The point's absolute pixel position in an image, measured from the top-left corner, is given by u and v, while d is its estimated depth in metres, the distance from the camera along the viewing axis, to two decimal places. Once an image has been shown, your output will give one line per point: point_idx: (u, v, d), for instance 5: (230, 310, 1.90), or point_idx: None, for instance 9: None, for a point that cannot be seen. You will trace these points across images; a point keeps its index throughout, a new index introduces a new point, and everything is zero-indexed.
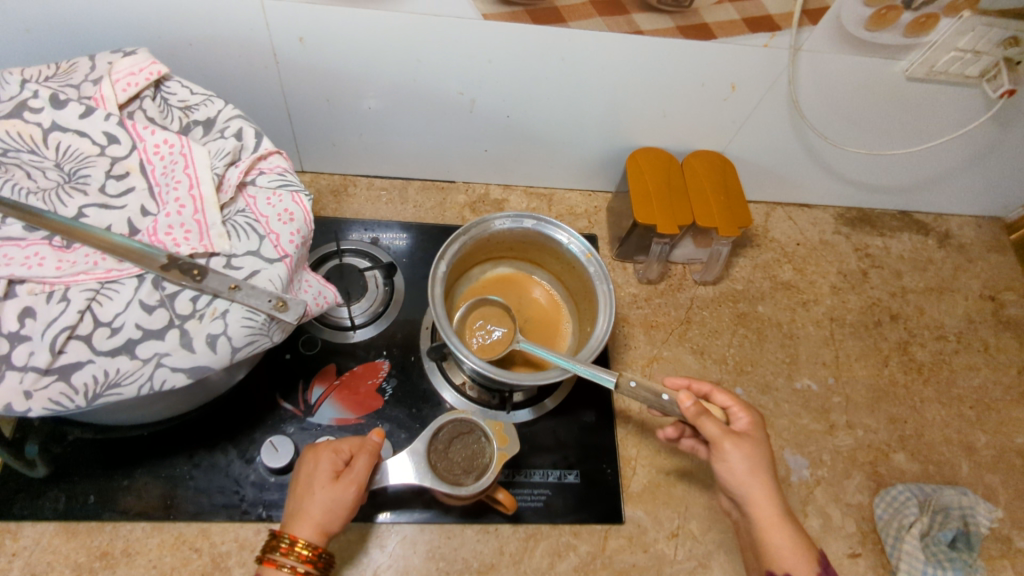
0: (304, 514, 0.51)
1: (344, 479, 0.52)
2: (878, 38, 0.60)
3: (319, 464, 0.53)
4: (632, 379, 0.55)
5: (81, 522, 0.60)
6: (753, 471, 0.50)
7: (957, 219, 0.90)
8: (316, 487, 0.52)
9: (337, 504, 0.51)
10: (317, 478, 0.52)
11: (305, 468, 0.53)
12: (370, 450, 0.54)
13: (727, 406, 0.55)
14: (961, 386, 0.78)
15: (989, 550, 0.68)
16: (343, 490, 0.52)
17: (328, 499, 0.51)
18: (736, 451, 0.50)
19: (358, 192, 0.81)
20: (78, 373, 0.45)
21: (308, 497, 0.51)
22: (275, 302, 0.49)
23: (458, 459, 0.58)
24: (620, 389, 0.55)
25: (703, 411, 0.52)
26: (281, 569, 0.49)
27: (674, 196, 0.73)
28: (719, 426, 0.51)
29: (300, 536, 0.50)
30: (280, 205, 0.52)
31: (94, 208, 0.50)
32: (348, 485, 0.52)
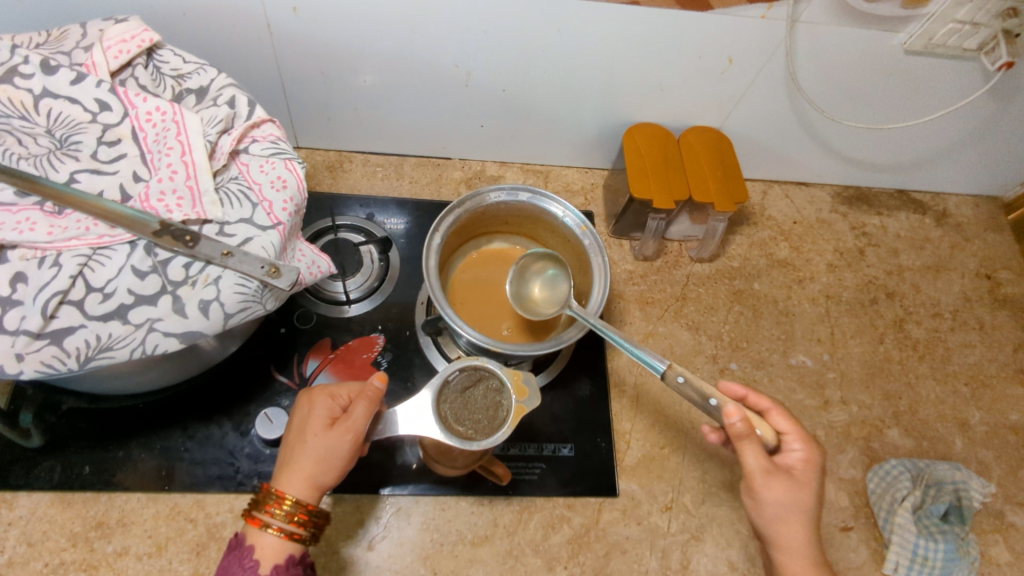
0: (294, 464, 0.50)
1: (338, 428, 0.51)
2: (876, 9, 0.59)
3: (314, 411, 0.53)
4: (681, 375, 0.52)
5: (77, 493, 0.60)
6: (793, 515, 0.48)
7: (955, 198, 0.90)
8: (309, 435, 0.51)
9: (329, 453, 0.51)
10: (311, 425, 0.52)
11: (300, 415, 0.53)
12: (370, 397, 0.52)
13: (783, 433, 0.50)
14: (956, 362, 0.78)
15: (982, 524, 0.68)
16: (336, 438, 0.51)
17: (320, 448, 0.50)
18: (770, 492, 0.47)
19: (354, 168, 0.81)
20: (70, 338, 0.45)
21: (301, 445, 0.51)
22: (268, 268, 0.49)
23: (470, 413, 0.55)
24: (666, 381, 0.52)
25: (749, 433, 0.47)
26: (265, 530, 0.49)
27: (670, 172, 0.73)
28: (759, 458, 0.47)
29: (290, 484, 0.50)
30: (273, 173, 0.52)
31: (86, 174, 0.49)
32: (342, 433, 0.51)
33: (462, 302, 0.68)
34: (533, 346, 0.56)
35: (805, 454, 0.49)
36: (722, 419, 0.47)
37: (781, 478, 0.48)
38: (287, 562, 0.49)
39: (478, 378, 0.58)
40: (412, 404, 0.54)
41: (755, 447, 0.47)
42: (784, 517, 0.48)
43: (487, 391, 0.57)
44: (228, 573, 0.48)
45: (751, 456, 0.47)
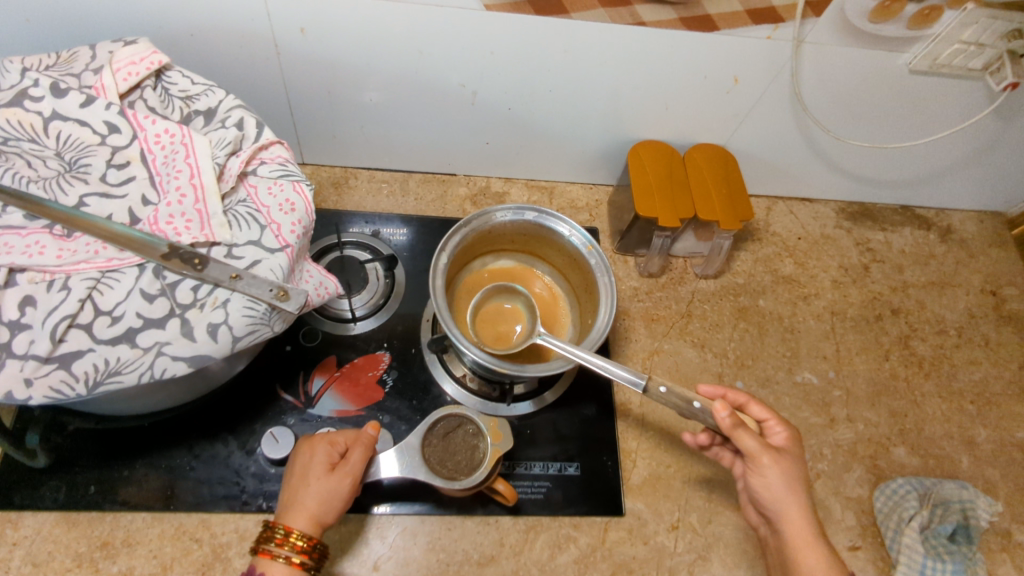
0: (299, 504, 0.50)
1: (340, 471, 0.52)
2: (881, 30, 0.59)
3: (314, 455, 0.53)
4: (663, 384, 0.54)
5: (82, 513, 0.60)
6: (790, 491, 0.51)
7: (959, 214, 0.90)
8: (311, 478, 0.52)
9: (332, 496, 0.51)
10: (313, 468, 0.52)
11: (300, 459, 0.54)
12: (366, 442, 0.54)
13: (763, 420, 0.55)
14: (961, 380, 0.78)
15: (989, 544, 0.68)
16: (338, 481, 0.52)
17: (323, 491, 0.51)
18: (774, 468, 0.51)
19: (360, 185, 0.81)
20: (78, 362, 0.45)
21: (303, 487, 0.51)
22: (276, 291, 0.49)
23: (452, 455, 0.58)
24: (648, 394, 0.54)
25: (740, 423, 0.51)
26: (276, 559, 0.49)
27: (676, 190, 0.73)
28: (757, 440, 0.51)
29: (295, 527, 0.50)
30: (281, 195, 0.52)
31: (95, 197, 0.50)
32: (344, 476, 0.52)
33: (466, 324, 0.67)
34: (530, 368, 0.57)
35: (788, 434, 0.54)
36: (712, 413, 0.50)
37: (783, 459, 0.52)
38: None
39: (458, 423, 0.60)
40: (398, 449, 0.57)
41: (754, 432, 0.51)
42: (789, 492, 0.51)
43: (466, 433, 0.59)
44: None
45: (749, 439, 0.51)
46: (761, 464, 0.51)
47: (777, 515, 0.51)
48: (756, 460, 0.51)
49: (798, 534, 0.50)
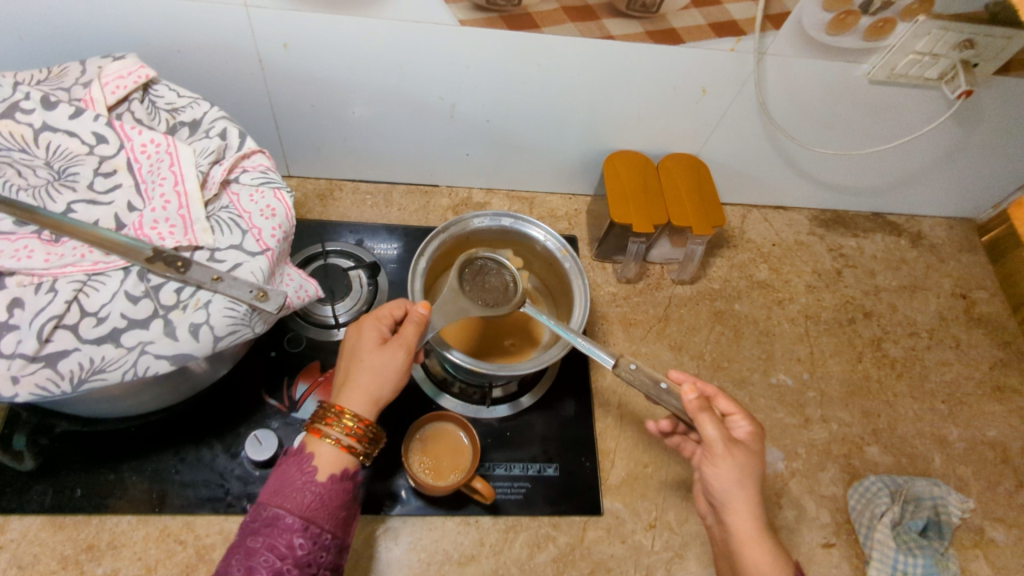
0: (353, 380, 0.51)
1: (392, 343, 0.53)
2: (839, 42, 0.62)
3: (363, 336, 0.54)
4: (632, 361, 0.56)
5: (68, 516, 0.61)
6: (742, 483, 0.50)
7: (929, 220, 0.93)
8: (364, 353, 0.52)
9: (386, 366, 0.52)
10: (365, 345, 0.53)
11: (351, 341, 0.55)
12: (420, 321, 0.54)
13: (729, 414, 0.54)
14: (933, 381, 0.80)
15: (962, 540, 0.69)
16: (391, 353, 0.52)
17: (378, 362, 0.52)
18: (730, 461, 0.49)
19: (344, 196, 0.83)
20: (64, 361, 0.46)
21: (356, 363, 0.52)
22: (256, 292, 0.51)
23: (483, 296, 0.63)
24: (619, 369, 0.56)
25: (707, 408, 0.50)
26: (324, 441, 0.49)
27: (650, 197, 0.75)
28: (720, 430, 0.49)
29: (352, 399, 0.50)
30: (262, 202, 0.54)
31: (83, 204, 0.52)
32: (397, 348, 0.53)
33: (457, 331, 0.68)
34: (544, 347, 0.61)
35: (751, 429, 0.53)
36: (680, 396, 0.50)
37: (741, 452, 0.50)
38: (341, 477, 0.48)
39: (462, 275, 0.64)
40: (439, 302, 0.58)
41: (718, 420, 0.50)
42: (738, 489, 0.50)
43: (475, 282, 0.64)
44: (287, 480, 0.48)
45: (712, 428, 0.49)
46: (716, 456, 0.49)
47: (725, 506, 0.50)
48: (713, 448, 0.49)
49: (742, 526, 0.49)
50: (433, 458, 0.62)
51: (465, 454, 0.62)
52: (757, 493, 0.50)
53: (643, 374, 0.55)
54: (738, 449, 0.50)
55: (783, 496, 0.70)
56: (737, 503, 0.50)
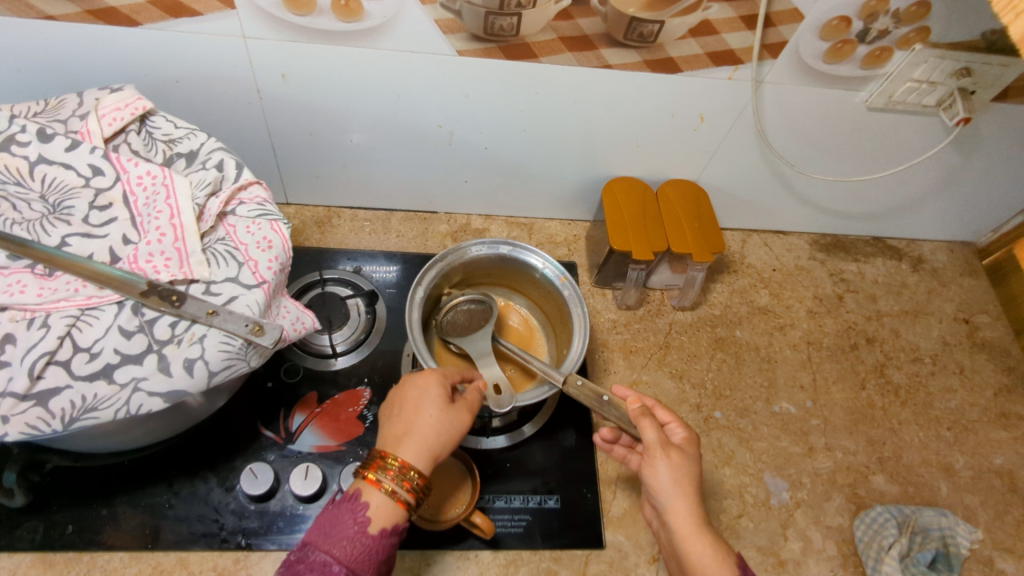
0: (418, 434, 0.50)
1: (459, 408, 0.53)
2: (836, 70, 0.62)
3: (429, 388, 0.53)
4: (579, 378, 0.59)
5: (59, 553, 0.60)
6: (678, 482, 0.50)
7: (930, 244, 0.92)
8: (431, 409, 0.51)
9: (450, 430, 0.51)
10: (431, 399, 0.52)
11: (412, 389, 0.53)
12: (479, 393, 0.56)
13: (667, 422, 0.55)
14: (938, 407, 0.79)
15: (971, 572, 0.68)
16: (458, 417, 0.52)
17: (445, 423, 0.51)
18: (666, 461, 0.50)
19: (342, 223, 0.83)
20: (55, 399, 0.45)
21: (421, 417, 0.51)
22: (252, 326, 0.50)
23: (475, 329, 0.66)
24: (568, 386, 0.59)
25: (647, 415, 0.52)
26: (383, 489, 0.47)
27: (649, 224, 0.75)
28: (657, 434, 0.51)
29: (415, 454, 0.49)
30: (259, 233, 0.54)
31: (77, 238, 0.51)
32: (465, 414, 0.53)
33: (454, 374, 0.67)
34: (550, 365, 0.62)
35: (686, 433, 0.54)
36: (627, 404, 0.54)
37: (678, 453, 0.51)
38: (392, 533, 0.47)
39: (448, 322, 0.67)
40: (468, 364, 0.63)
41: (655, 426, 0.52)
42: (677, 488, 0.50)
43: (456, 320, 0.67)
44: (341, 524, 0.45)
45: (651, 431, 0.51)
46: (654, 457, 0.51)
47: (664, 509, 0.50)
48: (652, 452, 0.51)
49: (682, 525, 0.49)
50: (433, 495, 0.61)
51: (466, 487, 0.62)
52: (695, 491, 0.50)
53: (589, 389, 0.59)
54: (674, 450, 0.51)
55: (788, 527, 0.69)
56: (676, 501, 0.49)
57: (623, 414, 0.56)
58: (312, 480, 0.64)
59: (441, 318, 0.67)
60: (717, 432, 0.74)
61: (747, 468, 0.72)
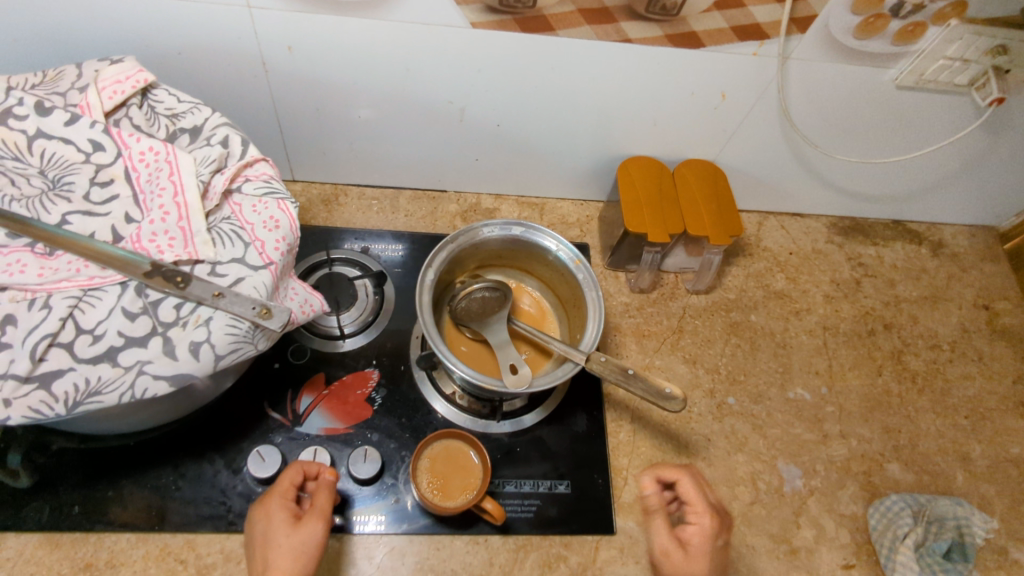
0: (274, 569, 0.49)
1: (309, 518, 0.52)
2: (866, 46, 0.60)
3: (269, 517, 0.52)
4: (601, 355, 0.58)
5: (65, 534, 0.59)
6: None
7: (951, 228, 0.90)
8: (281, 537, 0.50)
9: (306, 546, 0.50)
10: (276, 529, 0.51)
11: (257, 528, 0.52)
12: (326, 485, 0.55)
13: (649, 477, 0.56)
14: (955, 395, 0.77)
15: (985, 561, 0.67)
16: (309, 530, 0.51)
17: (297, 543, 0.50)
18: None
19: (350, 201, 0.81)
20: (58, 382, 0.44)
21: (272, 550, 0.50)
22: (259, 309, 0.48)
23: (489, 313, 0.65)
24: (590, 362, 0.57)
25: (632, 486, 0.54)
26: None
27: (665, 205, 0.73)
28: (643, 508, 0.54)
29: None
30: (266, 213, 0.52)
31: (78, 216, 0.49)
32: (318, 521, 0.52)
33: (471, 358, 0.66)
34: (570, 346, 0.60)
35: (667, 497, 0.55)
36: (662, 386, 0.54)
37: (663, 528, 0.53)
38: None
39: (463, 308, 0.65)
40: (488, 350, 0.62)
41: (662, 527, 0.62)
42: None
43: (469, 307, 0.66)
44: None
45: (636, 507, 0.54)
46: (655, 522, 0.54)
47: None
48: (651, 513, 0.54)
49: None
50: (440, 479, 0.60)
51: (474, 475, 0.60)
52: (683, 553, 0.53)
53: (613, 364, 0.57)
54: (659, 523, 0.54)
55: (801, 515, 0.68)
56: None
57: (652, 388, 0.55)
58: None
59: (456, 305, 0.66)
60: (731, 418, 0.73)
61: (760, 454, 0.71)
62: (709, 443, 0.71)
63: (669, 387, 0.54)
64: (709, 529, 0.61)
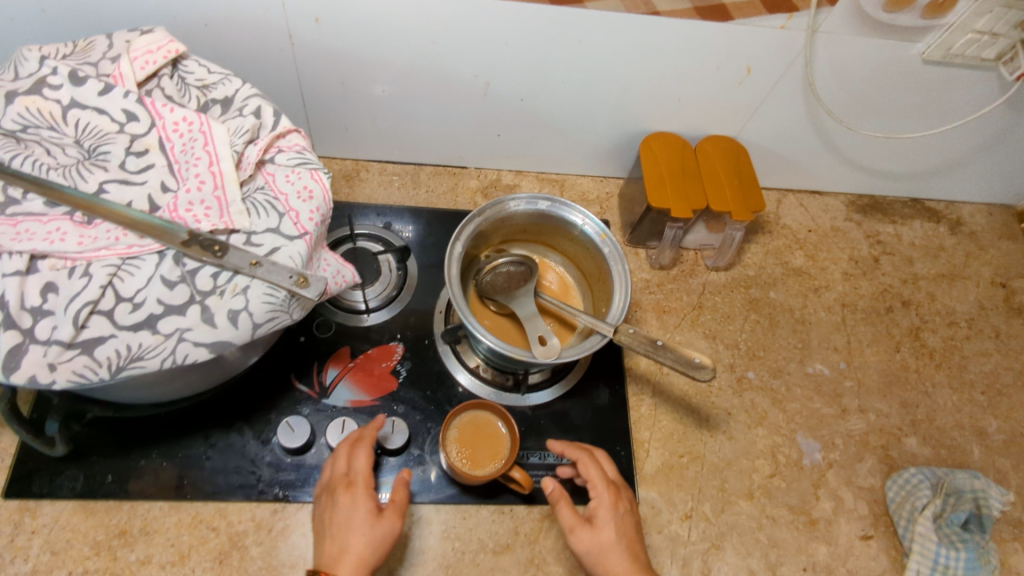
0: (352, 554, 0.51)
1: (389, 516, 0.54)
2: (895, 20, 0.60)
3: (356, 506, 0.53)
4: (630, 327, 0.58)
5: (99, 502, 0.60)
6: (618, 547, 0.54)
7: (969, 207, 0.90)
8: (364, 525, 0.52)
9: (383, 540, 0.53)
10: (360, 516, 0.53)
11: (340, 508, 0.54)
12: (404, 485, 0.57)
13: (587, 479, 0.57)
14: (972, 371, 0.78)
15: (1001, 533, 0.68)
16: (388, 526, 0.54)
17: (378, 535, 0.52)
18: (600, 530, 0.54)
19: (371, 177, 0.81)
20: (101, 347, 0.45)
21: (353, 535, 0.52)
22: (296, 278, 0.49)
23: (514, 285, 0.65)
24: (618, 334, 0.58)
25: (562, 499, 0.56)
26: None
27: (688, 181, 0.73)
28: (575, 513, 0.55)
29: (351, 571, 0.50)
30: (299, 183, 0.52)
31: (115, 184, 0.50)
32: (395, 520, 0.54)
33: (494, 331, 0.66)
34: (597, 318, 0.60)
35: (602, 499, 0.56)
36: (690, 356, 0.55)
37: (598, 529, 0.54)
38: None
39: (488, 282, 0.66)
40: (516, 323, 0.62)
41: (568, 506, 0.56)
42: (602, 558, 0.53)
43: (494, 280, 0.66)
44: None
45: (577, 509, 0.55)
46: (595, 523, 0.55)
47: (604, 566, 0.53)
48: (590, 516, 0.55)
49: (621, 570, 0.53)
50: (470, 447, 0.61)
51: (502, 442, 0.61)
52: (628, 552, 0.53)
53: (641, 336, 0.57)
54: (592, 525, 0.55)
55: (820, 487, 0.69)
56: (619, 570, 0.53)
57: (682, 358, 0.55)
58: (348, 434, 0.64)
59: (480, 279, 0.66)
60: (750, 393, 0.73)
61: (780, 428, 0.72)
62: (729, 417, 0.72)
63: (700, 356, 0.54)
64: (603, 499, 0.56)
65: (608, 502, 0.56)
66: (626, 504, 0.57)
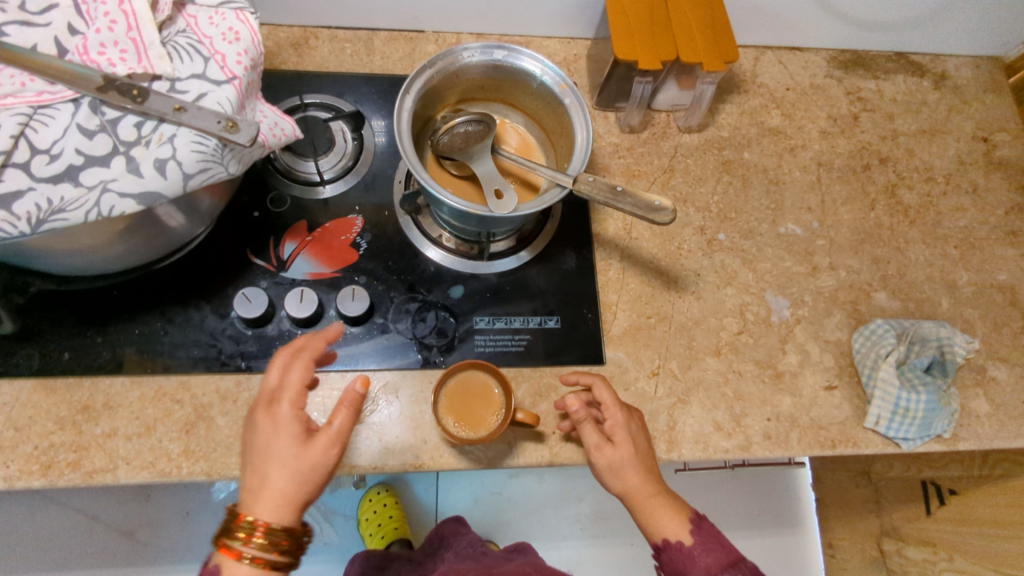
0: (269, 486, 0.46)
1: (323, 440, 0.47)
2: None
3: (276, 429, 0.47)
4: (590, 175, 0.55)
5: (58, 379, 0.59)
6: (632, 468, 0.56)
7: (955, 60, 0.86)
8: (283, 454, 0.46)
9: (313, 467, 0.46)
10: (279, 445, 0.46)
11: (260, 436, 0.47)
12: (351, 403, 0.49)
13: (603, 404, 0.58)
14: (947, 226, 0.77)
15: (963, 379, 0.69)
16: (317, 450, 0.47)
17: (303, 464, 0.46)
18: (619, 449, 0.56)
19: (321, 45, 0.76)
20: (19, 202, 0.42)
21: (272, 464, 0.46)
22: (224, 123, 0.46)
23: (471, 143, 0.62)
24: (577, 185, 0.55)
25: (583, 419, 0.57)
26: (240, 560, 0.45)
27: (658, 31, 0.68)
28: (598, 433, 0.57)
29: (270, 508, 0.45)
30: (224, 25, 0.49)
31: (15, 26, 0.45)
32: (330, 446, 0.47)
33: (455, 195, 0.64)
34: (557, 172, 0.58)
35: (619, 419, 0.57)
36: (649, 200, 0.53)
37: (616, 447, 0.56)
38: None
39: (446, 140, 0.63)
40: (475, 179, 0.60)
41: (590, 424, 0.57)
42: (616, 474, 0.56)
43: (452, 138, 0.63)
44: None
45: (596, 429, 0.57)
46: (617, 438, 0.57)
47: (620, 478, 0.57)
48: (613, 429, 0.57)
49: (641, 491, 0.56)
50: (467, 407, 0.59)
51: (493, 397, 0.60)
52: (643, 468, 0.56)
53: (601, 184, 0.55)
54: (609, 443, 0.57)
55: (787, 342, 0.69)
56: (630, 485, 0.56)
57: (641, 202, 0.53)
58: (307, 303, 0.62)
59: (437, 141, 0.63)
60: (720, 254, 0.72)
61: (750, 287, 0.71)
62: (698, 278, 0.71)
63: (660, 198, 0.52)
64: (617, 418, 0.57)
65: (622, 421, 0.57)
66: (638, 425, 0.58)
